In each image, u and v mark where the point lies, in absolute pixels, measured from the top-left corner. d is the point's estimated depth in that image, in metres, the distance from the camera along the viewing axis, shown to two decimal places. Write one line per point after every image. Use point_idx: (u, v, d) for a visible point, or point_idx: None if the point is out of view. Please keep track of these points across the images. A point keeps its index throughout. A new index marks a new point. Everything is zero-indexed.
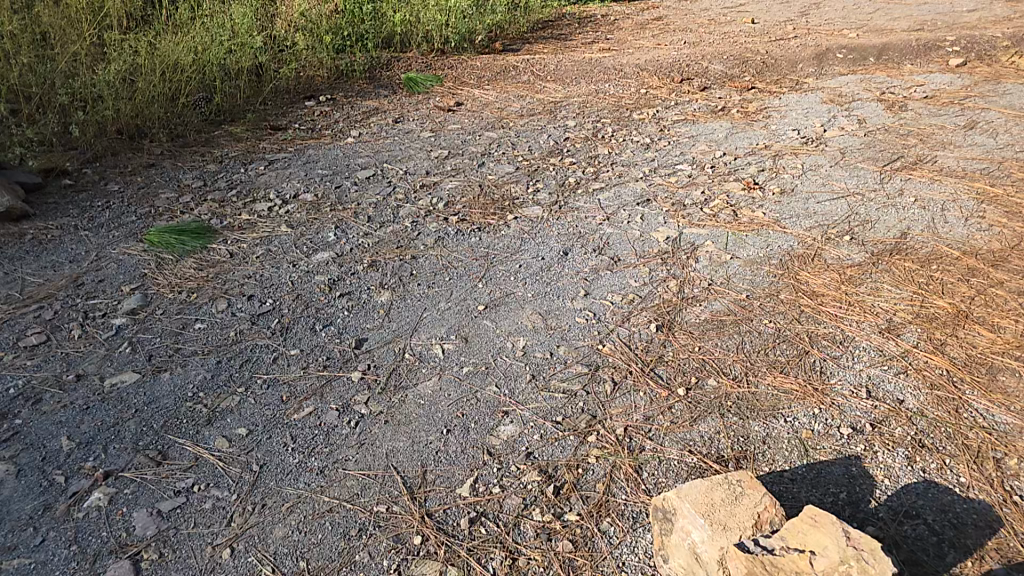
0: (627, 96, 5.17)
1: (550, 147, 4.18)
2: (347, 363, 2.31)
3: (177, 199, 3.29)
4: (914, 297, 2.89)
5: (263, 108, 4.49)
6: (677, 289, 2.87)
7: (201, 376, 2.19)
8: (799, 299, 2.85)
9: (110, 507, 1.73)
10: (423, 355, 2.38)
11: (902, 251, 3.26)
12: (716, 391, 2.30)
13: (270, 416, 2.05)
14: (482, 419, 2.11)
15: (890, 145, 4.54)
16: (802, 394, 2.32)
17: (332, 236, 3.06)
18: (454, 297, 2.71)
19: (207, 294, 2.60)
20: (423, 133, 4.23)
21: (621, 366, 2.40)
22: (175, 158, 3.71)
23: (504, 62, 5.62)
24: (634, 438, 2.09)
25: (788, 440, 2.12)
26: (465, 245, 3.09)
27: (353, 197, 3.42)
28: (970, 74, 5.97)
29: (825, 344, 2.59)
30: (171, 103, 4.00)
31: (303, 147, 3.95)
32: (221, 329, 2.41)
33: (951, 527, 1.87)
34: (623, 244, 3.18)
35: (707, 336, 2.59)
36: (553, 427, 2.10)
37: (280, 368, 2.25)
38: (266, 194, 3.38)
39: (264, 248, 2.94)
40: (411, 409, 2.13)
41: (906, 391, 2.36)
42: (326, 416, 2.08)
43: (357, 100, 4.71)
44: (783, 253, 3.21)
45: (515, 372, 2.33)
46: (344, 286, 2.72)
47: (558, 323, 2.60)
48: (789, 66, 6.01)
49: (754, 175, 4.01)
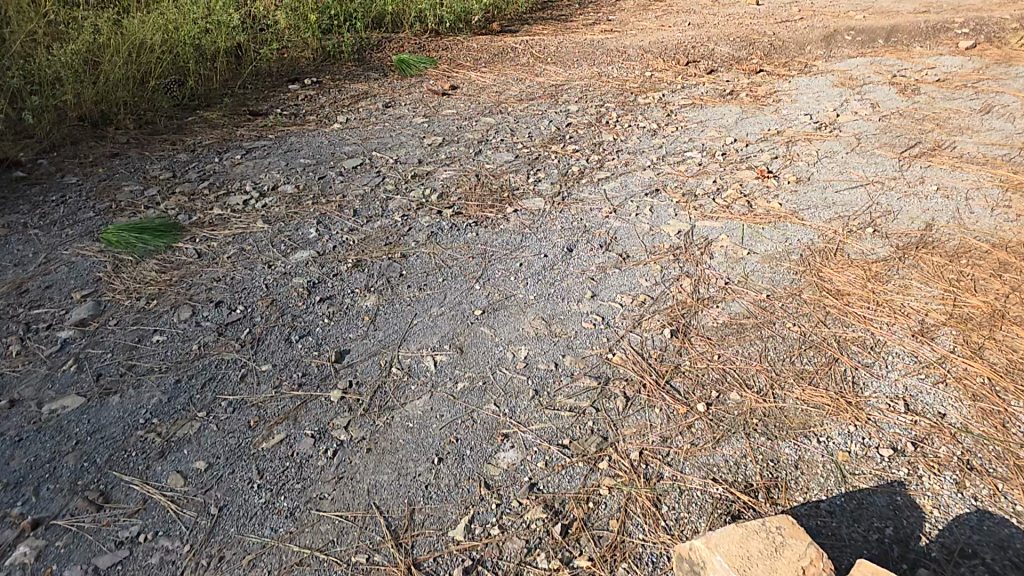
0: (631, 79, 4.88)
1: (551, 134, 3.90)
2: (326, 379, 2.05)
3: (142, 193, 2.99)
4: (945, 296, 2.65)
5: (242, 90, 4.15)
6: (691, 289, 2.62)
7: (156, 399, 1.93)
8: (822, 299, 2.61)
9: (37, 566, 1.49)
10: (412, 369, 2.13)
11: (927, 244, 3.03)
12: (739, 407, 2.07)
13: (235, 446, 1.80)
14: (477, 445, 1.87)
15: (907, 130, 4.28)
16: (835, 409, 2.08)
17: (314, 233, 2.78)
18: (448, 301, 2.45)
19: (168, 301, 2.33)
20: (414, 119, 3.94)
21: (633, 379, 2.16)
22: (142, 146, 3.40)
23: (501, 44, 5.32)
24: (650, 463, 1.86)
25: (823, 464, 1.89)
26: (461, 241, 2.82)
27: (338, 188, 3.14)
28: (980, 56, 5.70)
29: (856, 351, 2.35)
30: (140, 87, 3.69)
31: (285, 134, 3.65)
32: (184, 342, 2.15)
33: (1012, 568, 1.61)
34: (631, 239, 2.93)
35: (726, 342, 2.35)
36: (559, 452, 1.88)
37: (248, 388, 2.00)
38: (242, 186, 3.09)
39: (236, 246, 2.66)
40: (397, 434, 1.88)
41: (947, 403, 2.12)
42: (300, 444, 1.83)
43: (345, 83, 4.39)
44: (803, 247, 2.97)
45: (516, 387, 2.09)
46: (326, 290, 2.46)
47: (563, 330, 2.35)
48: (797, 48, 5.72)
49: (767, 162, 3.76)
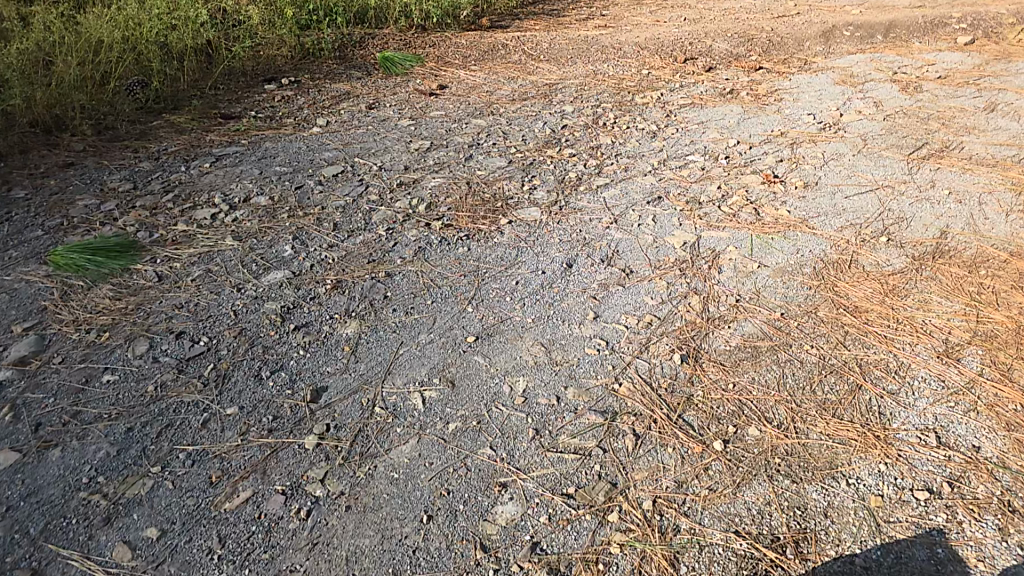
0: (627, 77, 4.67)
1: (545, 137, 3.68)
2: (300, 424, 1.86)
3: (98, 207, 2.74)
4: (967, 311, 2.47)
5: (213, 91, 3.87)
6: (701, 307, 2.43)
7: (103, 453, 1.74)
8: (840, 317, 2.42)
9: None
10: (398, 409, 1.92)
11: (944, 254, 2.85)
12: (759, 445, 1.88)
13: (193, 508, 1.62)
14: (472, 498, 1.69)
15: (913, 130, 4.11)
16: (863, 445, 1.89)
17: (290, 250, 2.56)
18: (438, 327, 2.24)
19: (123, 333, 2.11)
20: (399, 121, 3.71)
21: (642, 414, 1.97)
22: (101, 154, 3.14)
23: (491, 40, 5.08)
24: (665, 514, 1.68)
25: (854, 512, 1.70)
26: (451, 257, 2.61)
27: (317, 199, 2.91)
28: (979, 52, 5.55)
29: (879, 376, 2.16)
30: (100, 88, 3.41)
31: (259, 139, 3.40)
32: (138, 382, 1.95)
33: None
34: (634, 253, 2.72)
35: (741, 368, 2.16)
36: (563, 504, 1.69)
37: (211, 436, 1.81)
38: (210, 198, 2.85)
39: (202, 267, 2.43)
40: (381, 488, 1.69)
41: (981, 435, 1.94)
42: (269, 504, 1.64)
43: (325, 82, 4.14)
44: (816, 259, 2.78)
45: (514, 427, 1.89)
46: (302, 316, 2.24)
47: (564, 357, 2.15)
48: (795, 44, 5.54)
49: (772, 166, 3.57)
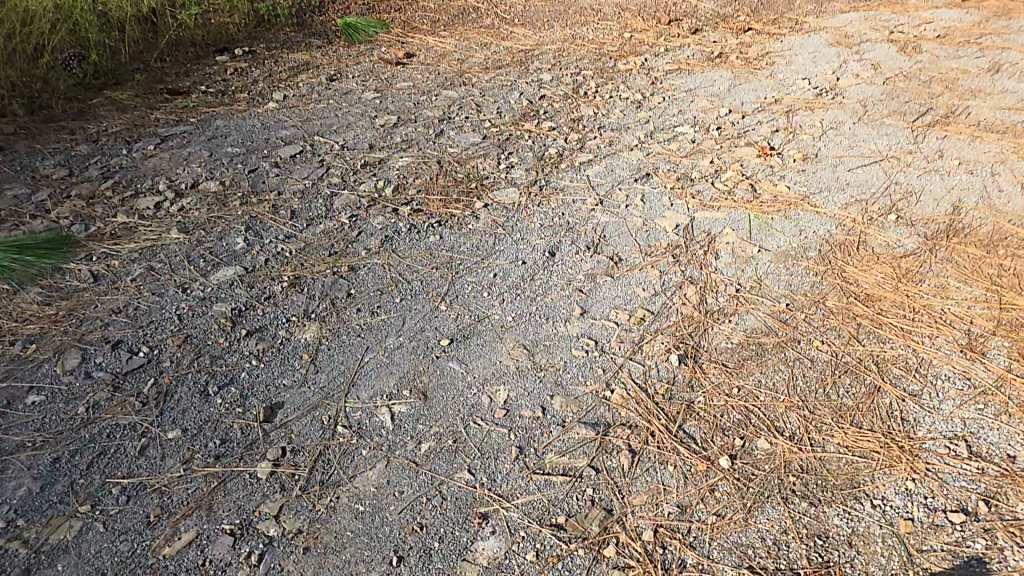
0: (608, 42, 4.35)
1: (522, 108, 3.38)
2: (252, 448, 1.64)
3: (28, 198, 2.44)
4: (988, 297, 2.27)
5: (159, 65, 3.54)
6: (698, 299, 2.21)
7: (24, 491, 1.51)
8: (851, 307, 2.21)
9: None
10: (363, 428, 1.70)
11: (958, 232, 2.64)
12: (771, 460, 1.69)
13: (128, 555, 1.41)
14: (450, 534, 1.48)
15: (915, 94, 3.85)
16: (886, 458, 1.70)
17: (242, 243, 2.29)
18: (408, 329, 2.00)
19: (51, 345, 1.85)
20: (364, 94, 3.39)
21: (638, 426, 1.76)
22: (32, 137, 2.82)
23: (461, 3, 4.71)
24: (669, 546, 1.49)
25: (882, 540, 1.52)
26: (422, 247, 2.35)
27: (272, 183, 2.62)
28: (979, 8, 5.24)
29: (899, 375, 1.96)
30: (31, 62, 3.05)
31: (209, 115, 3.09)
32: (67, 403, 1.70)
33: None
34: (623, 238, 2.48)
35: (746, 370, 1.95)
36: (553, 537, 1.49)
37: (150, 466, 1.58)
38: (154, 185, 2.56)
39: (145, 264, 2.16)
40: (346, 525, 1.49)
41: (1014, 442, 1.76)
42: (215, 547, 1.43)
43: (282, 52, 3.79)
44: (820, 241, 2.55)
45: (495, 446, 1.68)
46: (254, 320, 1.99)
47: (550, 361, 1.93)
48: (785, 3, 5.21)
49: (767, 137, 3.31)
